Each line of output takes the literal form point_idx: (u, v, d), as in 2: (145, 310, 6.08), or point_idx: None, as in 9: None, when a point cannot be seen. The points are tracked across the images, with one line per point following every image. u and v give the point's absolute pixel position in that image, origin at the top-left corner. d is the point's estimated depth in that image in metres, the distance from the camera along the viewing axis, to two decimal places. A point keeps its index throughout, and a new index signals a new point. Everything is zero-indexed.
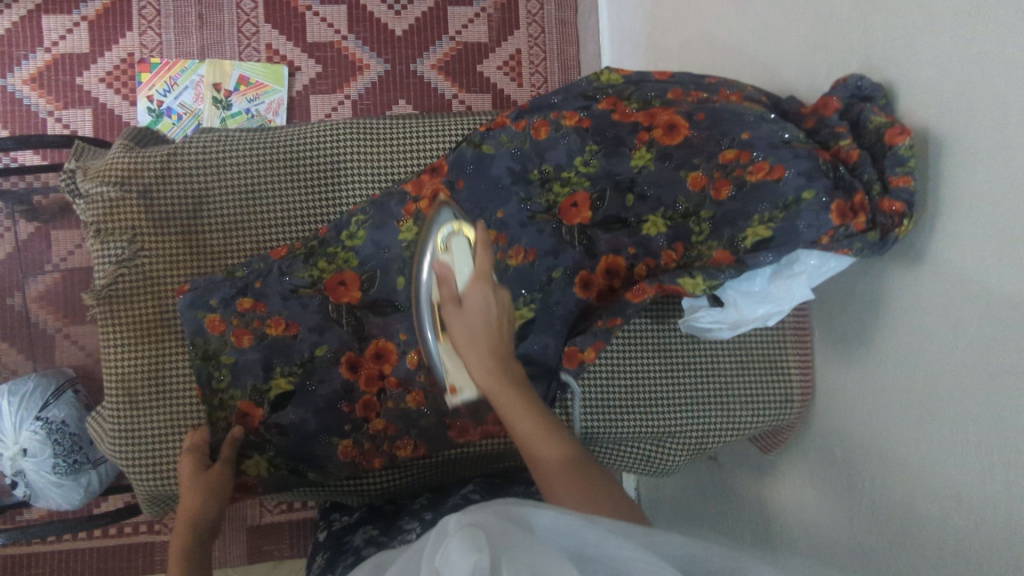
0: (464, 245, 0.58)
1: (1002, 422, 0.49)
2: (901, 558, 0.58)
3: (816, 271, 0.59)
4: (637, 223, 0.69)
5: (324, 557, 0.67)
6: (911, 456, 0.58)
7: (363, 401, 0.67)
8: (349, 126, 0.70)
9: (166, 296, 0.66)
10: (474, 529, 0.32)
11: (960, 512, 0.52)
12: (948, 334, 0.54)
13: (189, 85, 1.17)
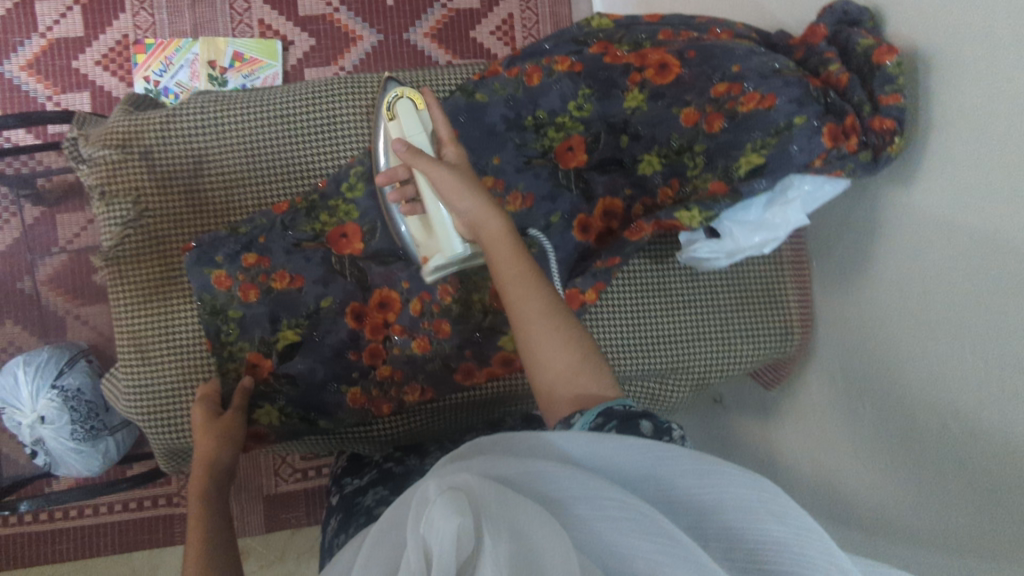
0: (409, 108, 0.63)
1: (998, 330, 0.49)
2: (906, 477, 0.59)
3: (811, 193, 0.59)
4: (632, 163, 0.70)
5: (338, 521, 0.65)
6: (912, 378, 0.58)
7: (370, 349, 0.69)
8: (343, 81, 0.71)
9: (174, 255, 0.67)
10: (457, 493, 0.34)
11: (958, 422, 0.53)
12: (945, 250, 0.55)
13: (184, 64, 1.17)
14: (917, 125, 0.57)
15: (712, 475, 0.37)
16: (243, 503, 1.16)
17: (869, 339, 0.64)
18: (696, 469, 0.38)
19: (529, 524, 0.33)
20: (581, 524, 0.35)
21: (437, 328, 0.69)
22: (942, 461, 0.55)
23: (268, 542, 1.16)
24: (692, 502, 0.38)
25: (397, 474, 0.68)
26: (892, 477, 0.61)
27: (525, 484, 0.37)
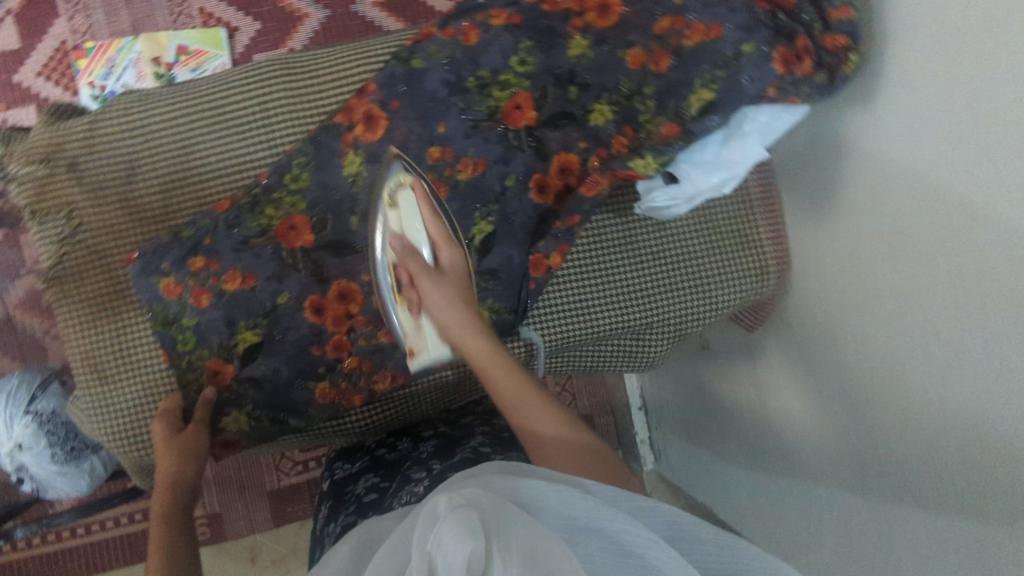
0: (411, 199, 0.60)
1: (991, 252, 0.48)
2: (924, 416, 0.57)
3: (767, 124, 0.58)
4: (583, 114, 0.66)
5: (329, 507, 0.68)
6: (915, 309, 0.57)
7: (334, 341, 0.67)
8: (273, 63, 0.67)
9: (117, 268, 0.64)
10: (466, 512, 0.37)
11: (971, 351, 0.51)
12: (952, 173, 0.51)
13: (128, 65, 1.11)
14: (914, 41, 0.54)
15: (729, 548, 0.39)
16: (247, 502, 1.15)
17: (867, 270, 0.63)
18: (716, 539, 0.40)
19: (543, 546, 0.36)
20: (600, 558, 0.38)
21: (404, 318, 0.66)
22: (948, 387, 0.54)
23: (277, 537, 1.16)
24: (709, 563, 0.39)
25: (388, 462, 0.69)
26: (902, 410, 0.60)
27: (554, 511, 0.40)
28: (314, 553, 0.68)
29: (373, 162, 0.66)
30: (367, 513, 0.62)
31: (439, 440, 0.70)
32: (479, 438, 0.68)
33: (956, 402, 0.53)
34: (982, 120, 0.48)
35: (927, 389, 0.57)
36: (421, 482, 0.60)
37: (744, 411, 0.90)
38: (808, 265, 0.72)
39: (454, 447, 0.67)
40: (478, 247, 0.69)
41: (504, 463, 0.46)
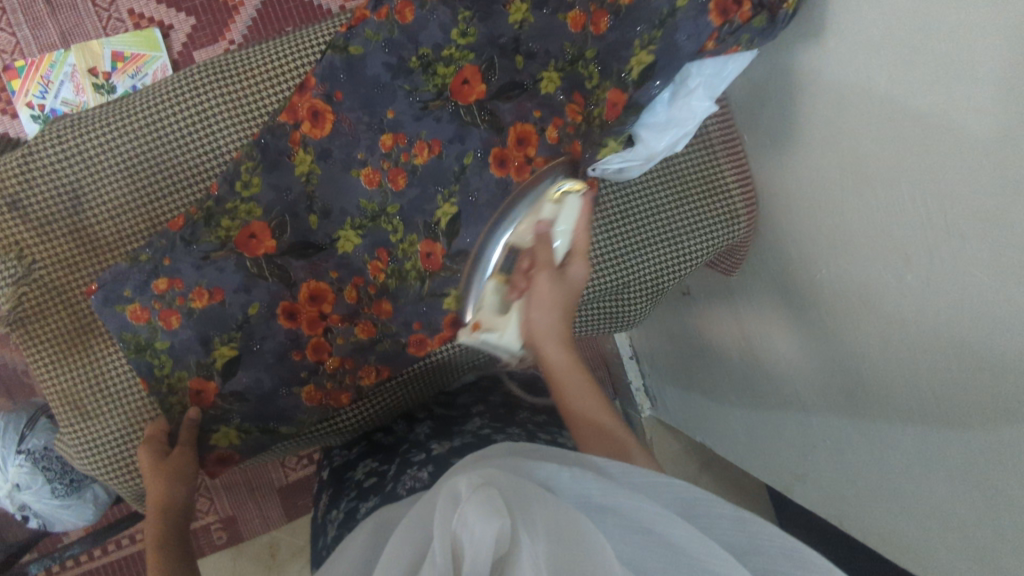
0: (576, 203, 0.58)
1: (969, 182, 0.48)
2: (912, 340, 0.58)
3: (712, 76, 0.58)
4: (533, 83, 0.67)
5: (329, 495, 0.69)
6: (895, 237, 0.57)
7: (312, 344, 0.67)
8: (203, 68, 0.64)
9: (80, 302, 0.63)
10: (490, 492, 0.34)
11: (959, 282, 0.52)
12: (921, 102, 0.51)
13: (64, 79, 1.02)
14: None
15: (746, 525, 0.37)
16: (259, 501, 1.15)
17: (839, 202, 0.64)
18: (733, 517, 0.37)
19: (568, 526, 0.35)
20: (617, 533, 0.37)
21: (379, 309, 0.68)
22: (926, 311, 0.56)
23: (294, 529, 1.17)
24: (734, 544, 0.37)
25: (385, 445, 0.70)
26: (885, 337, 0.61)
27: (569, 488, 0.39)
28: (317, 538, 0.69)
29: (325, 159, 0.64)
30: (370, 497, 0.62)
31: (436, 421, 0.70)
32: (477, 421, 0.67)
33: (938, 326, 0.55)
34: (944, 44, 0.48)
35: (906, 314, 0.58)
36: (425, 467, 0.60)
37: (731, 352, 0.90)
38: (787, 201, 0.72)
39: (451, 428, 0.67)
40: (446, 232, 0.67)
41: (518, 446, 0.45)
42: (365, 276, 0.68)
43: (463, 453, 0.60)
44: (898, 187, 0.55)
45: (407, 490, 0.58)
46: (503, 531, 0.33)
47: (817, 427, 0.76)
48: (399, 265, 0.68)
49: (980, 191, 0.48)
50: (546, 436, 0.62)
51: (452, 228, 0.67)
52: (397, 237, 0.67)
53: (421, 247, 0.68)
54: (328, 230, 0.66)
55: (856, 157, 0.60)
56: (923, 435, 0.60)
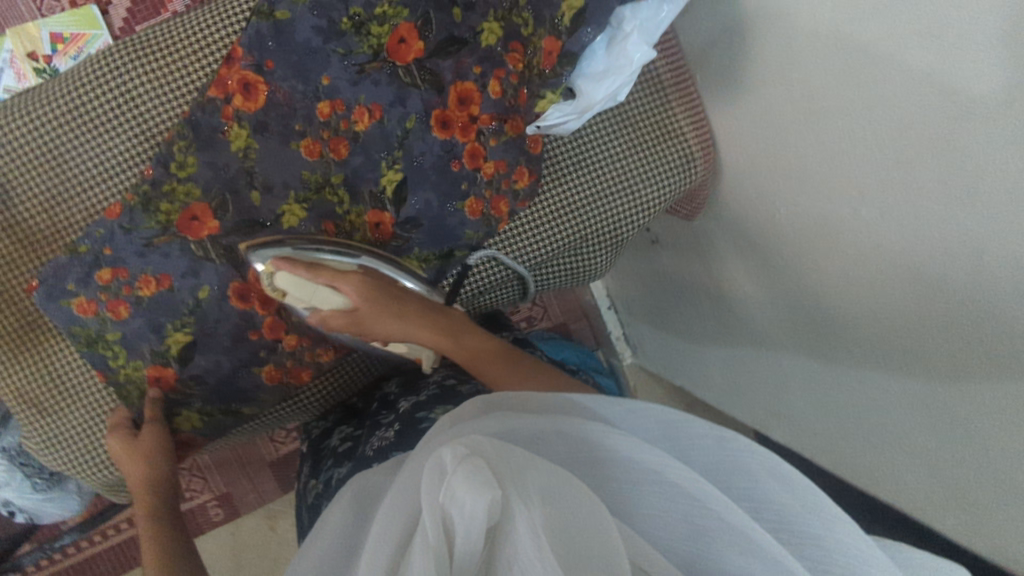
0: (288, 278, 0.60)
1: (933, 111, 0.47)
2: (873, 274, 0.58)
3: (647, 21, 0.60)
4: (473, 36, 0.64)
5: (310, 465, 0.71)
6: (848, 168, 0.57)
7: (267, 323, 0.65)
8: (120, 45, 0.60)
9: (24, 300, 0.62)
10: (477, 464, 0.34)
11: (916, 215, 0.51)
12: (868, 32, 0.50)
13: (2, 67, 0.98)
14: None
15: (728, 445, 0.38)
16: (252, 476, 1.16)
17: (798, 137, 0.62)
18: (714, 436, 0.39)
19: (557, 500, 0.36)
20: (632, 499, 0.39)
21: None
22: (881, 245, 0.56)
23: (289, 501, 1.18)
24: (718, 460, 0.39)
25: (359, 411, 0.71)
26: (846, 271, 0.61)
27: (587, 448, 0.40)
28: (299, 510, 0.71)
29: (261, 132, 0.62)
30: (343, 462, 0.64)
31: (403, 377, 0.72)
32: (443, 373, 0.69)
33: (895, 259, 0.55)
34: None
35: (863, 248, 0.58)
36: (393, 426, 0.62)
37: (703, 297, 0.90)
38: (747, 142, 0.70)
39: (417, 383, 0.69)
40: (393, 199, 0.66)
41: (494, 399, 0.44)
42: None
43: (428, 405, 0.62)
44: (852, 119, 0.54)
45: (376, 451, 0.60)
46: (493, 501, 0.33)
47: (786, 364, 0.76)
48: (349, 236, 0.67)
49: (933, 114, 0.47)
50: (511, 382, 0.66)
51: (399, 196, 0.66)
52: (343, 207, 0.66)
53: (369, 217, 0.66)
54: (270, 207, 0.64)
55: (815, 90, 0.57)
56: (887, 367, 0.61)
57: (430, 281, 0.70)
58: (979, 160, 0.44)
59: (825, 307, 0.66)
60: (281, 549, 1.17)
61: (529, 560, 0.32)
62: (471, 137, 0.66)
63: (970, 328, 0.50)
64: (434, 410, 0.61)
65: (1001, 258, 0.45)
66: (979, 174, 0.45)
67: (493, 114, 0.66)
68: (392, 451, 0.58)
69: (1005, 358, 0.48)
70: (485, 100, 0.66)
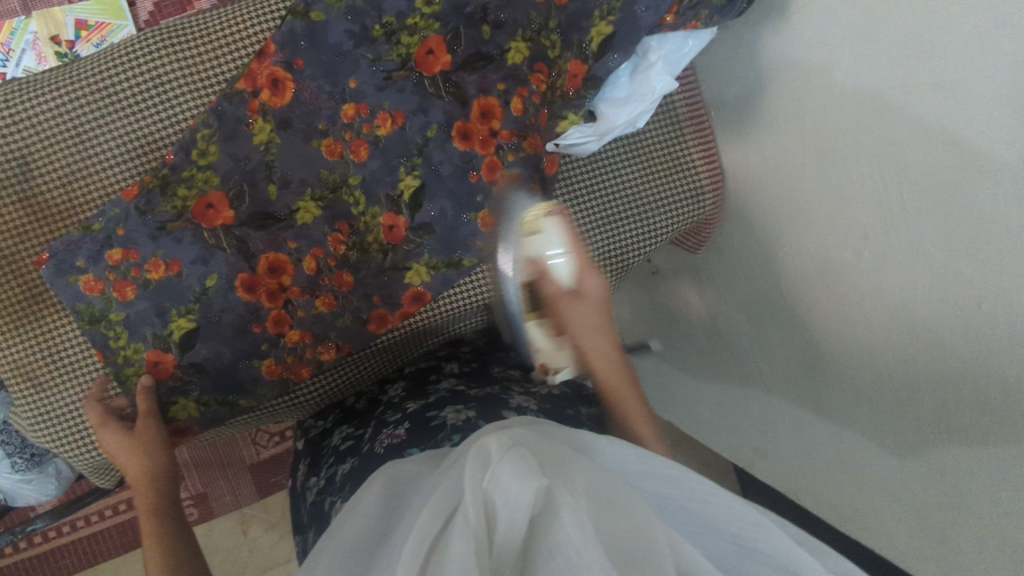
0: (553, 230, 0.61)
1: (943, 160, 0.48)
2: (872, 318, 0.59)
3: (672, 52, 0.62)
4: (500, 54, 0.66)
5: (307, 463, 0.70)
6: (854, 211, 0.58)
7: (273, 316, 0.66)
8: (154, 31, 0.61)
9: (31, 272, 0.62)
10: (521, 456, 0.36)
11: (922, 262, 0.52)
12: (877, 81, 0.52)
13: (25, 47, 1.02)
14: None
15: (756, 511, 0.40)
16: (230, 478, 1.15)
17: (810, 181, 0.63)
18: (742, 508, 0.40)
19: (601, 491, 0.37)
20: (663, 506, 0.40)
21: (341, 280, 0.67)
22: (884, 289, 0.56)
23: (266, 506, 1.17)
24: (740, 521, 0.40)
25: (360, 411, 0.71)
26: (844, 313, 0.62)
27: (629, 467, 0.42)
28: (295, 508, 0.70)
29: (285, 128, 0.63)
30: (348, 458, 0.64)
31: (408, 379, 0.71)
32: (451, 378, 0.69)
33: (894, 304, 0.56)
34: (903, 14, 0.48)
35: (863, 293, 0.59)
36: (402, 425, 0.62)
37: (699, 333, 0.91)
38: (757, 179, 0.72)
39: (423, 386, 0.69)
40: (408, 204, 0.67)
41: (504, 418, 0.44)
42: (326, 245, 0.67)
43: (438, 407, 0.62)
44: (861, 163, 0.56)
45: (387, 449, 0.60)
46: (539, 492, 0.35)
47: (777, 404, 0.77)
48: (360, 237, 0.67)
49: (939, 164, 0.48)
50: (520, 387, 0.66)
51: (415, 201, 0.67)
52: (359, 208, 0.66)
53: (383, 219, 0.67)
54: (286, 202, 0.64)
55: (828, 136, 0.59)
56: (877, 412, 0.61)
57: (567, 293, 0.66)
58: (983, 210, 0.46)
59: (820, 348, 0.67)
60: (253, 556, 1.15)
61: (574, 550, 0.33)
62: (490, 150, 0.67)
63: (965, 377, 0.50)
64: (445, 411, 0.61)
65: (1001, 307, 0.46)
66: (984, 225, 0.46)
67: (513, 130, 0.68)
68: (404, 449, 0.58)
69: (995, 407, 0.48)
70: (507, 116, 0.67)
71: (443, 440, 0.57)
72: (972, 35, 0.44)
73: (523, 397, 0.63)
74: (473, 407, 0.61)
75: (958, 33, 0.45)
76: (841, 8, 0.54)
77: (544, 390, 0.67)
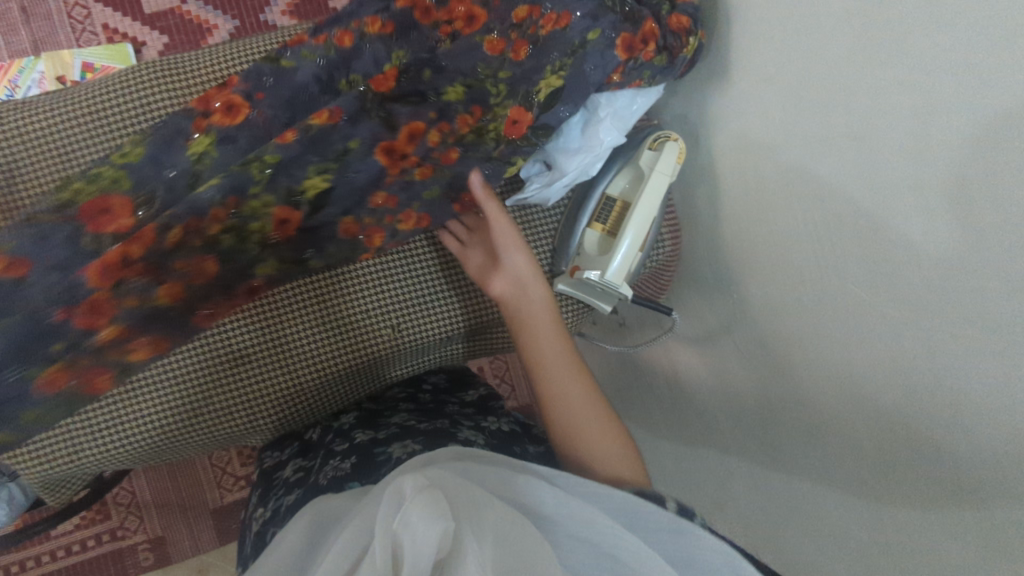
0: (670, 149, 0.69)
1: (868, 205, 0.51)
2: (816, 361, 0.60)
3: (621, 109, 0.69)
4: (433, 96, 0.66)
5: (259, 495, 0.72)
6: (796, 259, 0.61)
7: (90, 302, 0.48)
8: (151, 70, 0.69)
9: None
10: (432, 499, 0.39)
11: (855, 306, 0.54)
12: (809, 134, 0.56)
13: (31, 85, 1.08)
14: (775, 14, 0.58)
15: (682, 531, 0.45)
16: (191, 523, 1.12)
17: (756, 233, 0.66)
18: (671, 531, 0.45)
19: (503, 528, 0.40)
20: (575, 556, 0.43)
21: (202, 270, 0.55)
22: (823, 329, 0.58)
23: (225, 553, 1.14)
24: (671, 552, 0.44)
25: (313, 443, 0.73)
26: (792, 360, 0.64)
27: (530, 505, 0.44)
28: (245, 540, 0.71)
29: (225, 141, 0.60)
30: (294, 490, 0.65)
31: (360, 413, 0.74)
32: (404, 414, 0.71)
33: (832, 347, 0.58)
34: (826, 76, 0.53)
35: (803, 339, 0.61)
36: (348, 458, 0.64)
37: (661, 387, 0.92)
38: (711, 229, 0.75)
39: (376, 420, 0.71)
40: (308, 201, 0.60)
41: (431, 457, 0.48)
42: (197, 223, 0.53)
43: (384, 443, 0.64)
44: (798, 213, 0.59)
45: (330, 481, 0.61)
46: (443, 531, 0.37)
47: (732, 455, 0.77)
48: (242, 223, 0.56)
49: (865, 209, 0.51)
50: (469, 423, 0.68)
51: (319, 201, 0.61)
52: (253, 188, 0.56)
53: (277, 213, 0.58)
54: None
55: (771, 190, 0.63)
56: (824, 459, 0.61)
57: (602, 238, 0.72)
58: (905, 249, 0.48)
59: (770, 396, 0.68)
60: None
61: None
62: (398, 172, 0.65)
63: (900, 417, 0.51)
64: (392, 446, 0.63)
65: (928, 346, 0.48)
66: (903, 265, 0.49)
67: (422, 157, 0.65)
68: (346, 482, 0.59)
69: (927, 449, 0.49)
70: (425, 143, 0.65)
71: (384, 472, 0.59)
72: (889, 89, 0.47)
73: (469, 430, 0.65)
74: (420, 440, 0.62)
75: (871, 97, 0.49)
76: (778, 76, 0.59)
77: (494, 425, 0.69)
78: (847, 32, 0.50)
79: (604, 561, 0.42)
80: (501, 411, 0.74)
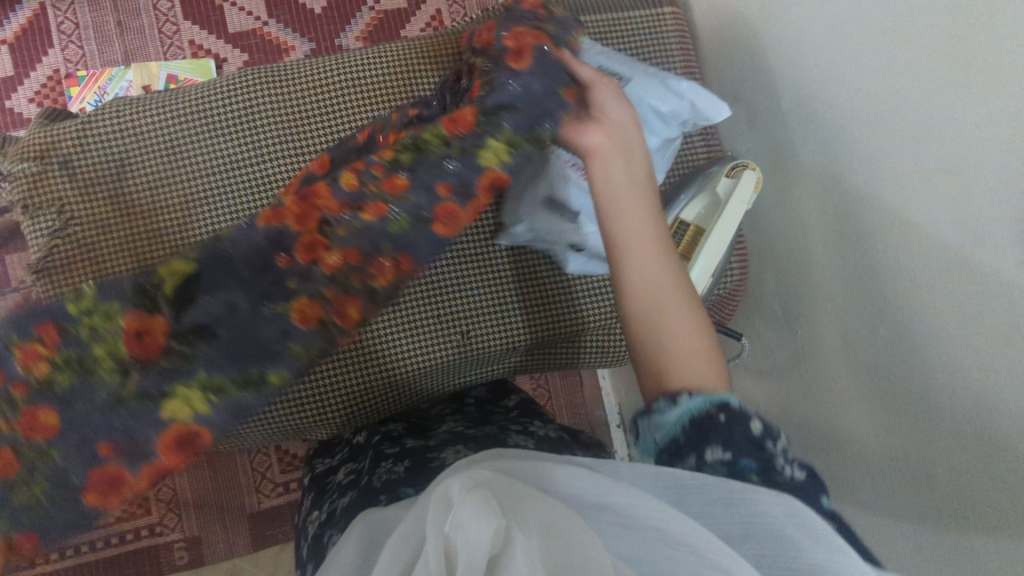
0: (748, 176, 0.71)
1: (959, 231, 0.51)
2: (892, 394, 0.59)
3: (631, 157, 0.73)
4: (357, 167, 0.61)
5: (311, 499, 0.73)
6: (875, 288, 0.60)
7: None
8: (259, 74, 0.73)
9: (104, 250, 0.69)
10: (482, 497, 0.39)
11: (938, 334, 0.53)
12: (898, 164, 0.56)
13: (118, 92, 1.15)
14: (862, 49, 0.59)
15: (734, 498, 0.41)
16: (226, 525, 1.13)
17: (833, 260, 0.66)
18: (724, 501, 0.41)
19: (555, 521, 0.40)
20: (633, 545, 0.41)
21: (35, 425, 0.41)
22: (902, 358, 0.58)
23: (256, 560, 1.14)
24: (728, 523, 0.41)
25: (361, 446, 0.74)
26: (867, 393, 0.62)
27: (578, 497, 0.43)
28: (299, 543, 0.72)
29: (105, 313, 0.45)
30: (347, 493, 0.65)
31: (409, 423, 0.75)
32: (453, 422, 0.72)
33: (912, 378, 0.56)
34: (914, 109, 0.54)
35: (881, 370, 0.60)
36: (400, 462, 0.64)
37: None
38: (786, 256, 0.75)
39: (426, 430, 0.72)
40: (169, 298, 0.46)
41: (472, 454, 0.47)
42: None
43: (436, 450, 0.65)
44: (881, 242, 0.59)
45: (382, 483, 0.62)
46: (494, 528, 0.38)
47: None
48: (80, 350, 0.43)
49: (956, 236, 0.51)
50: (517, 428, 0.69)
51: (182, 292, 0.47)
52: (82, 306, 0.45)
53: (125, 324, 0.44)
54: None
55: (853, 221, 0.63)
56: (894, 496, 0.59)
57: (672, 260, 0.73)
58: (998, 274, 0.47)
59: (839, 429, 0.67)
60: None
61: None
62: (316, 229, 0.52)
63: (984, 449, 0.50)
64: (444, 452, 0.64)
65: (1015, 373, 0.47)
66: (995, 291, 0.48)
67: (343, 203, 0.53)
68: (399, 486, 0.59)
69: (1010, 483, 0.47)
70: (338, 188, 0.55)
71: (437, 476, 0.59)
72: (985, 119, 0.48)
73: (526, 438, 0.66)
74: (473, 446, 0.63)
75: (969, 129, 0.49)
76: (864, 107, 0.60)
77: (542, 432, 0.70)
78: (939, 65, 0.51)
79: (670, 550, 0.40)
80: (547, 418, 0.74)
